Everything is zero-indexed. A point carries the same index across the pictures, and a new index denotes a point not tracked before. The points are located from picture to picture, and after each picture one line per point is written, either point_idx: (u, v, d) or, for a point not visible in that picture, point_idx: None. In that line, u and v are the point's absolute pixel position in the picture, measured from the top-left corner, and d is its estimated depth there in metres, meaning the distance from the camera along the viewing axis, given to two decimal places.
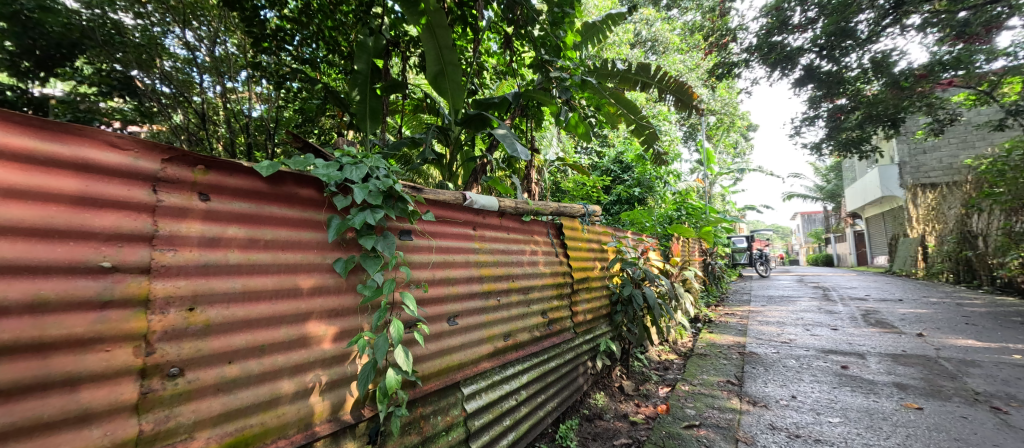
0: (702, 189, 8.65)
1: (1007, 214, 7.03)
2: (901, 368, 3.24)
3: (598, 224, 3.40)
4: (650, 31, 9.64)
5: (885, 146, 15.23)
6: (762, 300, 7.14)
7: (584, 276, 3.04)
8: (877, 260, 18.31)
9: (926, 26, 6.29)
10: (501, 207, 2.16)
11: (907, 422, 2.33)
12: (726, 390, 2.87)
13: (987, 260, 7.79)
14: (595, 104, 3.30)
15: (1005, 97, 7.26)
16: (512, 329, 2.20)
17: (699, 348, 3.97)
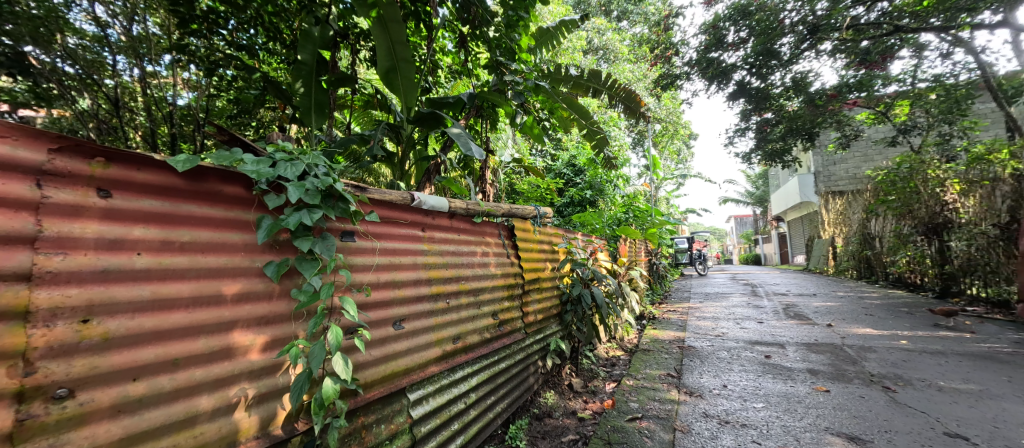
0: (649, 193, 9.06)
1: (897, 218, 7.65)
2: (814, 356, 3.59)
3: (550, 225, 3.49)
4: (601, 39, 9.92)
5: (803, 156, 16.74)
6: (700, 297, 7.60)
7: (535, 276, 3.11)
8: (797, 260, 20.08)
9: (834, 53, 7.01)
10: (451, 207, 2.16)
11: (818, 403, 2.59)
12: (667, 383, 3.04)
13: (881, 259, 8.81)
14: (549, 108, 3.35)
15: (897, 118, 8.30)
16: (461, 331, 2.21)
17: (643, 344, 4.17)
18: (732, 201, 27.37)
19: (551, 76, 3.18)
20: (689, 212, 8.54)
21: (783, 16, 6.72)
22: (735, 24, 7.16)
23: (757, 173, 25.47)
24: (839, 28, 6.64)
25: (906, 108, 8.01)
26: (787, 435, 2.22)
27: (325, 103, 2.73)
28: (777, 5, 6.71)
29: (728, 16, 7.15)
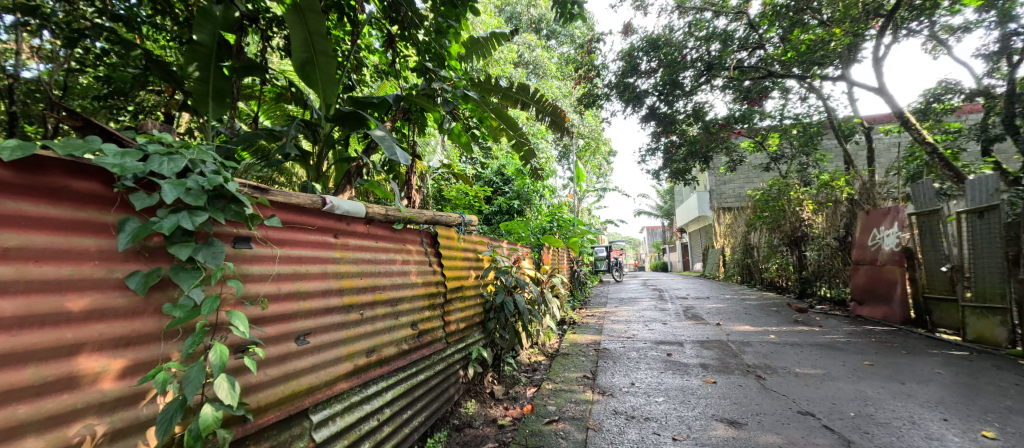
0: (572, 203, 9.54)
1: (769, 232, 8.99)
2: (705, 351, 4.01)
3: (474, 233, 3.52)
4: (532, 55, 10.22)
5: (700, 175, 18.68)
6: (616, 302, 8.09)
7: (458, 285, 3.13)
8: (695, 267, 22.21)
9: (724, 88, 7.98)
10: (369, 213, 2.11)
11: (706, 393, 2.91)
12: (582, 384, 3.22)
13: (758, 267, 10.10)
14: (478, 117, 3.45)
15: (770, 147, 9.67)
16: (376, 343, 2.14)
17: (563, 348, 4.36)
18: (644, 214, 29.57)
19: (481, 85, 3.25)
20: (608, 222, 9.11)
21: (685, 52, 7.55)
22: (647, 54, 7.86)
23: (665, 189, 27.79)
24: (728, 68, 7.60)
25: (777, 140, 9.35)
26: (681, 424, 2.47)
27: (227, 91, 2.47)
28: (679, 41, 7.53)
29: (641, 47, 7.84)
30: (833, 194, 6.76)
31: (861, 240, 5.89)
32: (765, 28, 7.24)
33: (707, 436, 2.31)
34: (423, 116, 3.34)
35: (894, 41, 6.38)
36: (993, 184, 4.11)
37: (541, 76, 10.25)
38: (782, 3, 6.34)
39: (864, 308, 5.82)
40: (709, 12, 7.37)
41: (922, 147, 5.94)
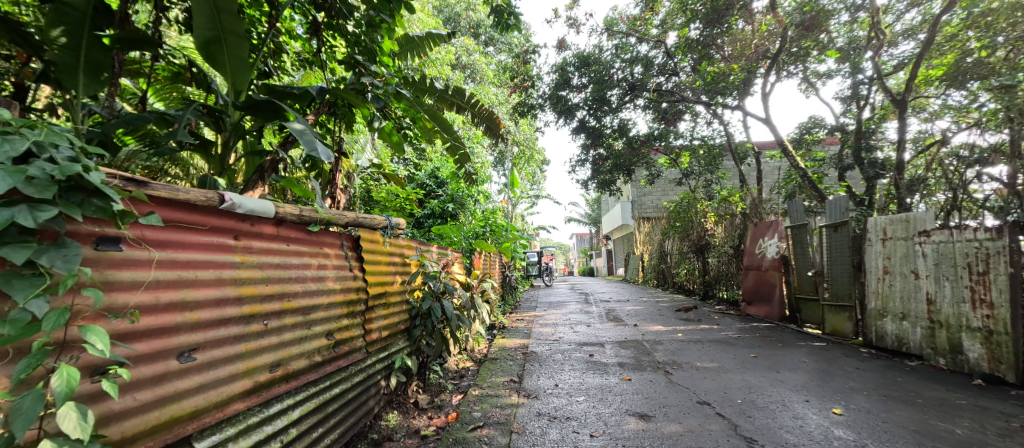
0: (505, 209, 9.70)
1: (681, 240, 9.78)
2: (623, 351, 4.26)
3: (401, 237, 3.34)
4: (469, 59, 10.09)
5: (624, 187, 19.88)
6: (544, 306, 8.32)
7: (381, 291, 2.92)
8: (618, 272, 23.48)
9: (644, 108, 8.60)
10: (279, 213, 1.87)
11: (623, 390, 3.12)
12: (508, 388, 3.29)
13: (670, 272, 10.94)
14: (411, 117, 3.40)
15: (683, 164, 10.56)
16: (282, 357, 1.89)
17: (491, 353, 4.41)
18: (574, 221, 30.74)
19: (414, 85, 3.15)
20: (540, 228, 9.36)
21: (612, 72, 8.06)
22: (578, 70, 8.25)
23: (593, 198, 29.14)
24: (648, 90, 8.21)
25: (688, 158, 10.24)
26: (598, 420, 2.62)
27: (106, 64, 2.09)
28: (607, 61, 8.03)
29: (573, 63, 8.22)
30: (731, 208, 7.71)
31: (751, 248, 6.71)
32: (679, 58, 7.92)
33: (621, 430, 2.48)
34: (350, 112, 3.21)
35: (780, 77, 7.30)
36: (844, 204, 4.85)
37: (477, 82, 10.32)
38: (694, 36, 7.02)
39: (753, 307, 6.64)
40: (633, 37, 7.94)
41: (797, 172, 6.85)
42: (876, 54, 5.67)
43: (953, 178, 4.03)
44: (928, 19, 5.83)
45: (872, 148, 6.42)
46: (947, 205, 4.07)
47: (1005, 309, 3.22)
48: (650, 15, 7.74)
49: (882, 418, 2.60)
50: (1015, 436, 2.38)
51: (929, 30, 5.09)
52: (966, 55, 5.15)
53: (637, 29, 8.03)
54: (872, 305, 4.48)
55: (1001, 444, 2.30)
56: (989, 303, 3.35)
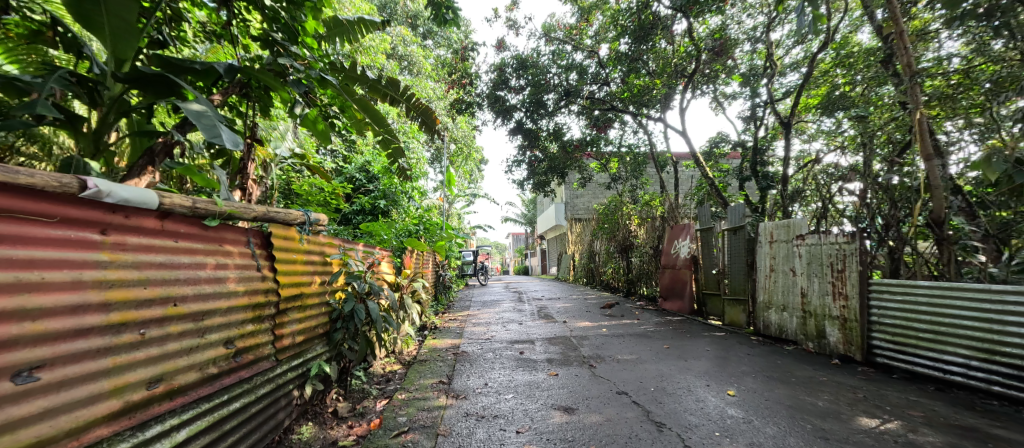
0: (441, 206, 9.58)
1: (608, 242, 10.26)
2: (551, 348, 4.40)
3: (322, 233, 3.01)
4: (404, 49, 9.51)
5: (558, 189, 20.46)
6: (477, 305, 8.33)
7: (297, 292, 2.57)
8: (552, 271, 24.10)
9: (578, 114, 8.94)
10: (167, 204, 1.64)
11: (551, 385, 3.24)
12: (437, 390, 3.24)
13: (598, 272, 11.45)
14: (339, 105, 3.07)
15: (612, 169, 11.10)
16: (165, 371, 1.64)
17: (421, 355, 4.31)
18: (511, 221, 31.07)
19: (343, 72, 2.85)
20: (476, 228, 9.34)
21: (548, 76, 8.29)
22: (516, 72, 8.39)
23: (529, 199, 29.67)
24: (582, 97, 8.55)
25: (617, 163, 10.78)
26: (525, 416, 2.70)
27: None
28: (544, 66, 8.23)
29: (511, 65, 8.35)
30: (652, 212, 8.24)
31: (667, 248, 7.26)
32: (610, 69, 8.35)
33: (546, 424, 2.58)
34: (267, 95, 2.81)
35: (696, 94, 7.93)
36: (741, 210, 5.47)
37: (413, 74, 10.06)
38: (624, 49, 7.45)
39: (668, 303, 7.17)
40: (569, 45, 8.26)
41: (707, 182, 7.48)
42: (769, 82, 6.37)
43: (822, 191, 4.58)
44: (807, 56, 6.66)
45: (766, 164, 7.24)
46: (818, 213, 4.66)
47: (856, 300, 3.85)
48: (585, 26, 8.10)
49: (765, 397, 2.98)
50: (860, 405, 2.86)
51: (809, 65, 5.81)
52: (835, 89, 5.97)
53: (573, 38, 8.34)
54: (760, 298, 5.08)
55: (851, 412, 2.74)
56: (845, 295, 3.97)
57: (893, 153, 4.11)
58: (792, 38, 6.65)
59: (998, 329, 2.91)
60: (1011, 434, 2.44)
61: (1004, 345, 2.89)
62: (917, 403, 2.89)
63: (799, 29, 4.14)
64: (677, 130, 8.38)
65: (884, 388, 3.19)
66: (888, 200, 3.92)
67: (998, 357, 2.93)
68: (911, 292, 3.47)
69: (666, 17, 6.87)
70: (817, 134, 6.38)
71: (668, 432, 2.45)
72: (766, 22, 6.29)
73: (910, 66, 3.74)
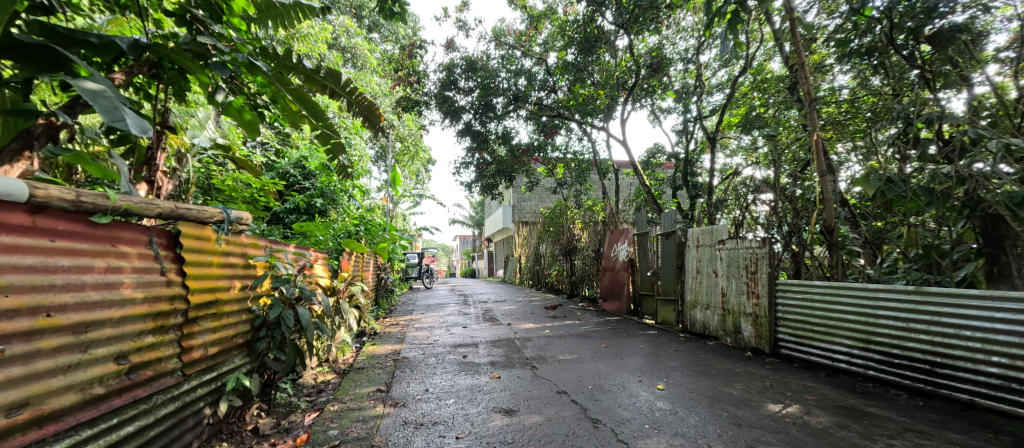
0: (384, 206, 9.26)
1: (553, 245, 10.45)
2: (494, 351, 4.39)
3: (246, 233, 2.78)
4: (349, 41, 8.79)
5: (506, 193, 20.59)
6: (421, 309, 8.15)
7: (212, 298, 2.35)
8: (499, 273, 24.16)
9: (526, 119, 9.03)
10: (42, 196, 1.46)
11: (492, 389, 3.23)
12: (373, 399, 3.12)
13: (543, 275, 11.63)
14: (270, 95, 2.79)
15: (557, 174, 11.33)
16: (32, 394, 1.46)
17: (357, 363, 4.11)
18: (459, 223, 30.82)
19: (277, 60, 2.61)
20: (422, 230, 9.14)
21: (497, 80, 8.32)
22: (464, 73, 8.35)
23: (477, 201, 29.63)
24: (530, 102, 8.65)
25: (563, 169, 11.04)
26: (465, 421, 2.67)
27: None
28: (493, 69, 8.27)
29: (460, 65, 8.31)
30: (594, 216, 8.52)
31: (608, 252, 7.51)
32: (557, 78, 8.56)
33: (486, 427, 2.57)
34: (181, 77, 2.45)
35: (637, 105, 8.26)
36: (673, 216, 5.77)
37: (357, 67, 9.40)
38: (571, 59, 7.66)
39: (608, 304, 7.41)
40: (518, 51, 8.33)
41: (644, 190, 7.81)
42: (698, 99, 6.79)
43: (743, 200, 4.96)
44: (730, 78, 7.21)
45: (695, 174, 7.75)
46: (738, 220, 5.05)
47: (765, 299, 4.22)
48: (534, 33, 8.23)
49: (689, 389, 3.17)
50: (768, 393, 3.11)
51: (731, 87, 6.27)
52: (753, 109, 6.51)
53: (522, 44, 8.44)
54: (688, 298, 5.39)
55: (759, 399, 2.98)
56: (756, 294, 4.34)
57: (798, 169, 4.55)
58: (718, 62, 7.14)
59: (874, 322, 3.29)
60: (882, 411, 2.78)
61: (879, 335, 3.28)
62: (811, 389, 3.21)
63: (722, 55, 4.37)
64: (619, 139, 8.70)
65: (787, 377, 3.50)
66: (792, 210, 4.37)
67: (873, 345, 3.31)
68: (807, 290, 3.87)
69: (610, 32, 7.21)
70: (738, 150, 6.91)
71: (603, 428, 2.53)
72: (697, 44, 6.70)
73: (809, 94, 4.11)
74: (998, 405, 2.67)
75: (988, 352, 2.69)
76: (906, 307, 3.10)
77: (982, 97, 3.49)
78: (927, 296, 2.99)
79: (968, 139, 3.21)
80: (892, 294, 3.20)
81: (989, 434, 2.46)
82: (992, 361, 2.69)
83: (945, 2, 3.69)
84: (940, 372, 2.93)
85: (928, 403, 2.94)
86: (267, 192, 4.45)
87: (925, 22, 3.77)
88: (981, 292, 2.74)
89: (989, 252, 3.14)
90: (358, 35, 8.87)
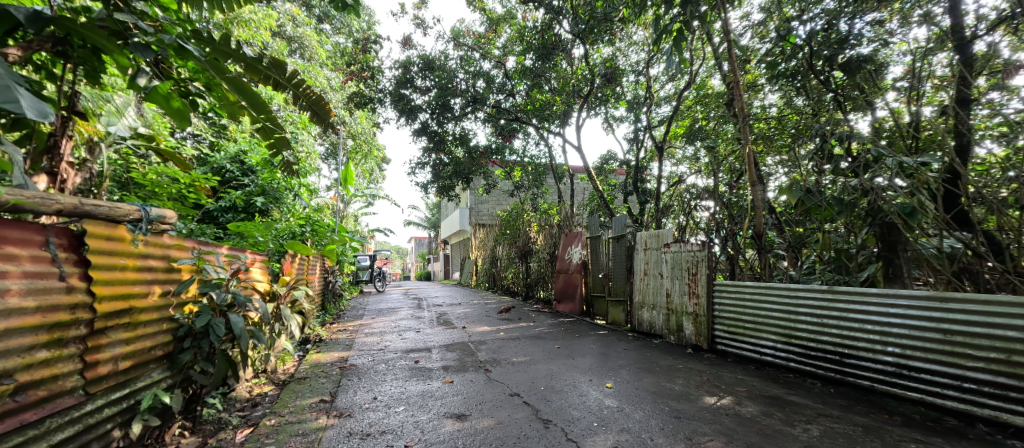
0: (334, 206, 8.92)
1: (509, 248, 10.49)
2: (447, 355, 4.32)
3: (172, 234, 2.56)
4: (295, 30, 8.31)
5: (463, 195, 20.46)
6: (372, 314, 7.91)
7: (127, 306, 2.15)
8: (455, 276, 23.91)
9: (484, 122, 9.04)
10: None
11: (443, 394, 3.17)
12: (316, 410, 2.97)
13: (499, 277, 11.64)
14: (205, 83, 2.60)
15: (514, 177, 11.38)
16: None
17: (299, 372, 3.91)
18: (414, 224, 30.10)
19: (212, 45, 2.41)
20: (375, 231, 8.89)
21: (455, 81, 8.26)
22: (421, 72, 8.24)
23: (434, 202, 29.22)
24: (488, 105, 8.66)
25: (519, 172, 11.11)
26: (415, 429, 2.61)
27: None
28: (451, 70, 8.20)
29: (417, 64, 8.19)
30: (549, 220, 8.64)
31: (562, 254, 7.63)
32: (514, 82, 8.61)
33: (436, 434, 2.53)
34: (94, 56, 2.22)
35: (591, 113, 8.47)
36: (623, 220, 5.96)
37: (305, 59, 8.79)
38: (529, 64, 7.75)
39: (562, 305, 7.52)
40: (477, 53, 8.32)
41: (598, 194, 8.00)
42: (648, 109, 7.06)
43: (687, 207, 5.20)
44: (676, 91, 7.57)
45: (644, 181, 8.05)
46: (682, 225, 5.28)
47: (704, 299, 4.45)
48: (493, 36, 8.24)
49: (635, 386, 3.26)
50: (706, 386, 3.26)
51: (677, 99, 6.58)
52: (696, 122, 6.86)
53: (481, 46, 8.43)
54: (636, 299, 5.58)
55: (698, 393, 3.12)
56: (696, 294, 4.57)
57: (733, 179, 4.84)
58: (666, 75, 7.47)
59: (795, 318, 3.56)
60: (801, 399, 3.00)
61: (799, 330, 3.54)
62: (743, 381, 3.40)
63: (668, 68, 4.57)
64: (574, 145, 8.89)
65: (722, 371, 3.69)
66: (728, 216, 4.65)
67: (794, 339, 3.58)
68: (739, 289, 4.12)
69: (566, 41, 7.39)
70: (683, 160, 7.27)
71: (553, 428, 2.55)
72: (646, 58, 6.98)
73: (743, 110, 4.40)
74: (893, 389, 2.95)
75: (885, 343, 2.98)
76: (821, 304, 3.37)
77: (881, 120, 3.93)
78: (837, 294, 3.26)
79: (871, 157, 3.51)
80: (809, 293, 3.47)
81: (886, 415, 2.72)
82: (887, 350, 2.97)
83: (855, 36, 4.16)
84: (847, 361, 3.20)
85: (838, 390, 3.20)
86: (197, 188, 4.14)
87: (838, 51, 4.21)
88: (880, 290, 3.03)
89: (886, 256, 3.42)
90: (306, 25, 8.48)
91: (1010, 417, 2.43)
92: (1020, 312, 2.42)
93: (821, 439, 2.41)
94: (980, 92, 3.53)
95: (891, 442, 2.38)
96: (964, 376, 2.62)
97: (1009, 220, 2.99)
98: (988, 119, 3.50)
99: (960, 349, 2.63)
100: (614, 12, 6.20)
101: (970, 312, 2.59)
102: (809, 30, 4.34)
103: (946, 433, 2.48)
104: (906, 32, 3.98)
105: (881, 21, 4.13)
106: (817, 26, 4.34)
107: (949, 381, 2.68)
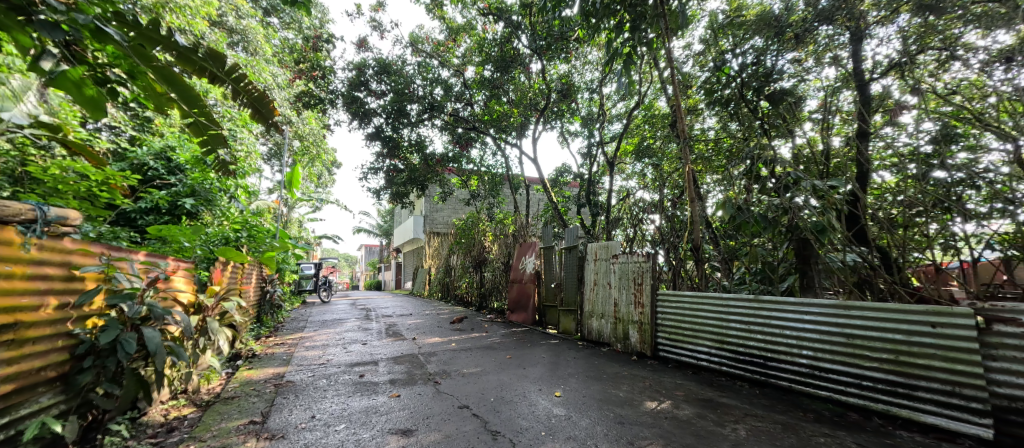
0: (277, 210, 8.45)
1: (464, 257, 10.39)
2: (394, 368, 4.19)
3: (77, 239, 2.33)
4: (237, 21, 7.82)
5: (417, 202, 20.05)
6: (315, 326, 7.52)
7: (12, 320, 1.92)
8: (407, 285, 23.26)
9: (441, 129, 8.93)
10: None
11: (387, 409, 3.06)
12: (244, 433, 2.76)
13: (452, 287, 11.47)
14: (128, 72, 2.38)
15: (470, 185, 11.33)
16: None
17: (227, 392, 3.62)
18: (364, 230, 28.97)
19: (138, 31, 2.22)
20: (322, 238, 8.50)
21: (412, 86, 8.15)
22: (376, 75, 8.08)
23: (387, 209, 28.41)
24: (445, 112, 8.58)
25: (475, 181, 11.07)
26: None
27: None
28: (408, 76, 8.08)
29: (372, 67, 8.03)
30: (504, 229, 8.67)
31: (516, 264, 7.66)
32: (473, 92, 8.62)
33: None
34: None
35: (547, 126, 8.63)
36: (575, 231, 6.07)
37: (248, 53, 8.26)
38: (487, 75, 7.77)
39: (514, 315, 7.52)
40: (435, 60, 8.29)
41: (552, 205, 8.09)
42: (601, 126, 7.27)
43: (635, 220, 5.38)
44: (627, 110, 7.89)
45: (596, 193, 8.27)
46: (631, 237, 5.45)
47: (648, 308, 4.61)
48: (452, 45, 8.25)
49: (583, 394, 3.30)
50: (648, 392, 3.35)
51: (627, 118, 6.84)
52: (644, 140, 7.17)
53: (439, 54, 8.40)
54: (586, 309, 5.67)
55: (640, 399, 3.20)
56: (641, 304, 4.71)
57: (676, 195, 5.03)
58: (617, 95, 7.76)
59: (726, 325, 3.76)
60: (732, 401, 3.15)
61: (730, 336, 3.74)
62: (682, 386, 3.52)
63: (618, 87, 4.72)
64: (529, 157, 8.98)
65: (664, 377, 3.81)
66: (671, 230, 4.84)
67: (726, 345, 3.77)
68: (678, 299, 4.31)
69: (524, 55, 7.51)
70: (632, 176, 7.54)
71: (501, 439, 2.52)
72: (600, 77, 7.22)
73: (684, 132, 4.63)
74: (806, 389, 3.18)
75: (801, 346, 3.21)
76: (749, 313, 3.58)
77: (800, 147, 4.26)
78: (762, 303, 3.49)
79: (791, 179, 3.79)
80: (738, 302, 3.68)
81: (802, 413, 2.91)
82: (803, 353, 3.20)
83: (777, 71, 4.48)
84: (769, 364, 3.42)
85: (763, 390, 3.40)
86: (111, 186, 3.76)
87: (764, 84, 4.54)
88: (796, 298, 3.27)
89: (801, 267, 3.76)
90: (250, 17, 7.99)
91: (899, 410, 2.72)
92: (906, 318, 2.70)
93: (749, 439, 2.53)
94: (876, 127, 4.11)
95: (807, 438, 2.54)
96: (862, 375, 2.88)
97: (896, 238, 3.36)
98: (884, 151, 3.92)
99: (859, 351, 2.90)
100: (570, 31, 6.37)
101: (868, 318, 2.86)
102: (741, 63, 4.69)
103: (849, 426, 2.69)
104: (819, 70, 4.45)
105: (800, 60, 4.51)
106: (747, 60, 4.67)
107: (851, 379, 2.94)
